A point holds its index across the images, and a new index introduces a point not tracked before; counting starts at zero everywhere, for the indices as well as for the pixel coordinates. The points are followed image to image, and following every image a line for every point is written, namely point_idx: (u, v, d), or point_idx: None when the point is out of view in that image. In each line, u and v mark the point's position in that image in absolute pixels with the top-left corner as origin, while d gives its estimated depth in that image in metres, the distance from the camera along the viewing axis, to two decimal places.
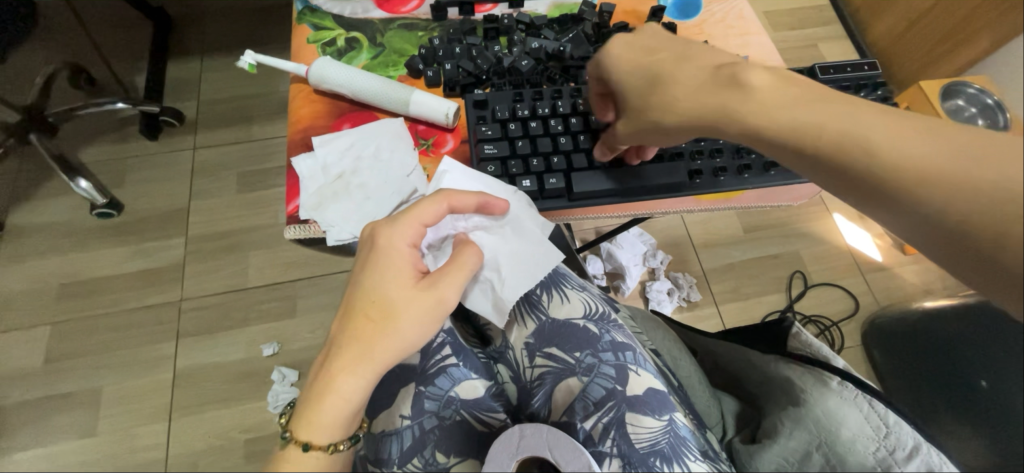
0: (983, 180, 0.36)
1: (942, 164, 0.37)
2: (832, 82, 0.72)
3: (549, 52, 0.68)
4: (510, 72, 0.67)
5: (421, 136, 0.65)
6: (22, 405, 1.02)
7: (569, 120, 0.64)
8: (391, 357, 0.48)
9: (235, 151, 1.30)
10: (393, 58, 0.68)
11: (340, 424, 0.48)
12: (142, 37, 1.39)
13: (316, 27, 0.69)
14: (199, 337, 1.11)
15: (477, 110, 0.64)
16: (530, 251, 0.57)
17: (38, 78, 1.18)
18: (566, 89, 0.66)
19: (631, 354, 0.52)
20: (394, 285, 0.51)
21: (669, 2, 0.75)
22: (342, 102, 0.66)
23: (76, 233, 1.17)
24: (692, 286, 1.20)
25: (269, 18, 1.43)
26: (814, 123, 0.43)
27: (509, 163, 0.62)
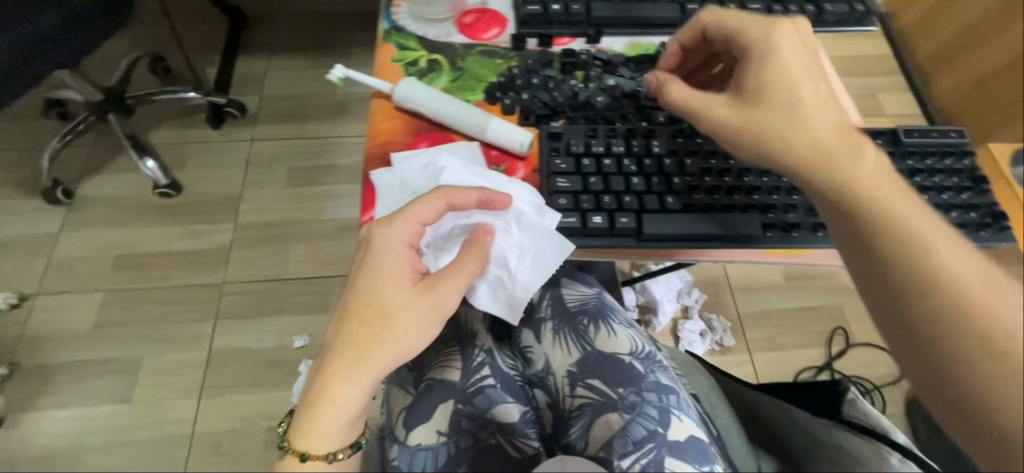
0: (942, 277, 0.40)
1: (883, 206, 0.44)
2: (915, 145, 0.66)
3: (626, 90, 0.62)
4: (586, 108, 0.61)
5: (491, 162, 0.59)
6: (68, 366, 1.08)
7: (643, 161, 0.58)
8: (385, 362, 0.49)
9: (289, 146, 1.35)
10: (471, 84, 0.63)
11: (336, 432, 0.48)
12: (218, 32, 1.49)
13: (401, 47, 0.64)
14: (236, 320, 1.15)
15: (551, 142, 0.59)
16: (532, 246, 0.55)
17: (121, 66, 1.28)
18: (640, 129, 0.60)
19: (675, 399, 0.52)
20: (390, 287, 0.50)
21: None
22: (421, 122, 0.61)
23: (136, 208, 1.25)
24: (725, 330, 1.16)
25: (335, 27, 1.52)
26: (830, 164, 0.46)
27: (581, 197, 0.56)
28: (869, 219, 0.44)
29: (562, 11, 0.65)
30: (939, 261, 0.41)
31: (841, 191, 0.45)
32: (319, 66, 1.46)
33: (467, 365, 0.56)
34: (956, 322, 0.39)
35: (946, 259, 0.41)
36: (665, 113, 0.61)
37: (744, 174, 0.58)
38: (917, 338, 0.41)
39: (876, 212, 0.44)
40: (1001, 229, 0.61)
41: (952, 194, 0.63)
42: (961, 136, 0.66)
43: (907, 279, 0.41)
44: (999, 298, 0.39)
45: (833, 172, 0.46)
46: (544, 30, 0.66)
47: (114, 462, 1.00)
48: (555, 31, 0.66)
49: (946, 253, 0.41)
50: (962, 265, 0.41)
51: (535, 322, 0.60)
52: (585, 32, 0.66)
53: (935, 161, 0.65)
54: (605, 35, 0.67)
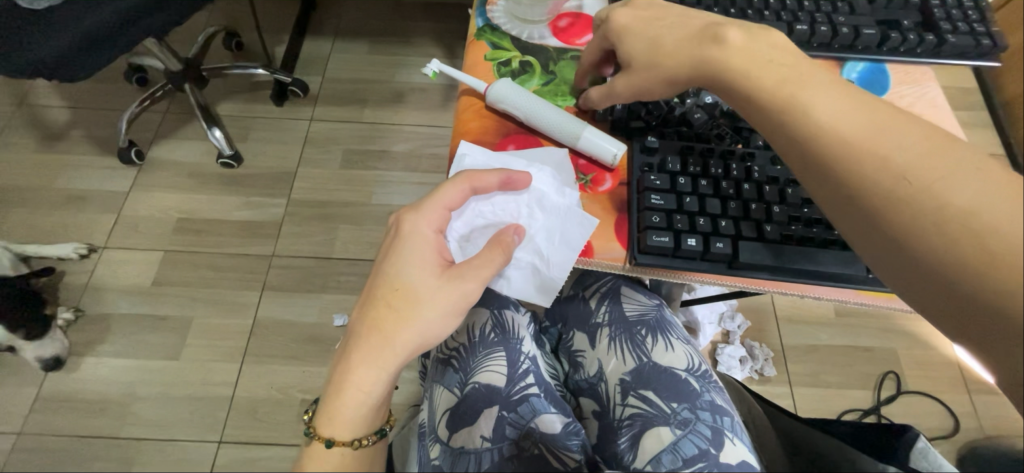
0: (880, 171, 0.37)
1: (857, 139, 0.38)
2: None
3: (726, 110, 0.54)
4: (679, 125, 0.54)
5: (579, 171, 0.52)
6: (126, 317, 1.14)
7: (742, 185, 0.50)
8: (412, 346, 0.44)
9: (346, 129, 1.39)
10: (563, 89, 0.56)
11: (361, 420, 0.43)
12: (289, 12, 1.54)
13: (494, 46, 0.59)
14: (281, 293, 1.19)
15: (644, 156, 0.52)
16: (566, 238, 0.49)
17: (200, 39, 1.34)
18: (738, 151, 0.52)
19: (729, 421, 0.49)
20: (416, 272, 0.46)
21: (852, 76, 0.57)
22: (510, 125, 0.55)
23: (199, 175, 1.31)
24: (767, 360, 1.12)
25: (400, 17, 1.55)
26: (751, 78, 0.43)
27: (675, 217, 0.48)
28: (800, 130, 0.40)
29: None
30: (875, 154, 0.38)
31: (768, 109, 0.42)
32: (381, 53, 1.49)
33: (512, 372, 0.56)
34: (903, 212, 0.36)
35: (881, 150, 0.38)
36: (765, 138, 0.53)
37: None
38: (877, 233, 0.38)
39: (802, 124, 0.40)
40: None
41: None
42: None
43: (852, 183, 0.38)
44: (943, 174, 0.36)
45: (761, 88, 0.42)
46: None
47: (159, 415, 1.05)
48: None
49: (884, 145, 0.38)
50: (956, 185, 0.35)
51: (589, 329, 0.60)
52: None
53: None
54: None
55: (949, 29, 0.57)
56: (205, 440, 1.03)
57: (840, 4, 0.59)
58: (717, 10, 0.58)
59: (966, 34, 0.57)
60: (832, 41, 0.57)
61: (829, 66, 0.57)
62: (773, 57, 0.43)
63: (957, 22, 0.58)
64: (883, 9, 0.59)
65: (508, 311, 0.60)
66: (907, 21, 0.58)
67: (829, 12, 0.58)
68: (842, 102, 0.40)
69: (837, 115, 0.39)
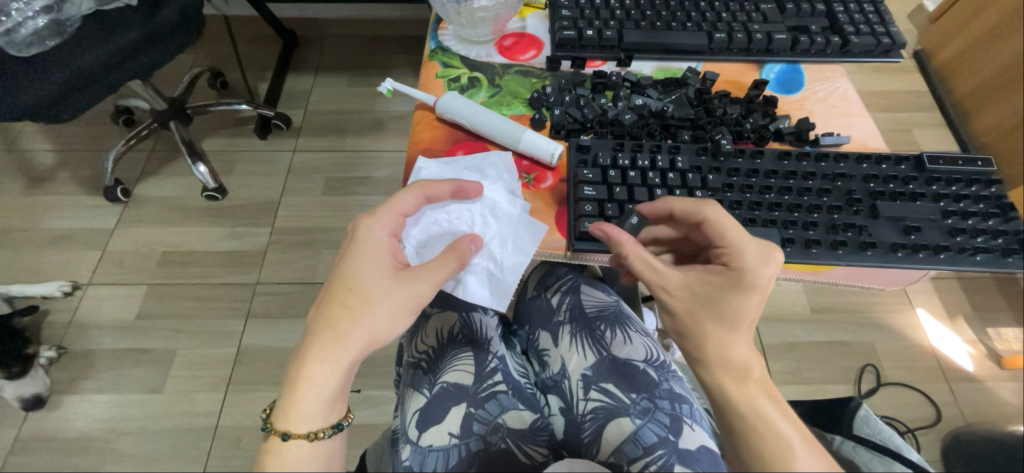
0: (766, 430, 0.43)
1: (747, 385, 0.44)
2: (937, 174, 0.56)
3: (653, 110, 0.58)
4: (612, 125, 0.58)
5: (523, 171, 0.56)
6: (109, 352, 1.15)
7: (668, 175, 0.54)
8: (366, 342, 0.48)
9: (329, 158, 1.43)
10: (508, 99, 0.61)
11: (318, 413, 0.46)
12: (272, 51, 1.61)
13: (445, 65, 0.63)
14: (266, 319, 1.20)
15: (579, 154, 0.55)
16: (517, 242, 0.53)
17: (185, 80, 1.39)
18: (666, 145, 0.56)
19: (688, 408, 0.51)
20: (372, 274, 0.49)
21: (771, 77, 0.63)
22: (459, 133, 0.59)
23: (185, 209, 1.34)
24: None
25: (379, 50, 1.63)
26: (712, 311, 0.46)
27: (607, 206, 0.52)
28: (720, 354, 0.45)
29: (595, 36, 0.62)
30: (760, 408, 0.43)
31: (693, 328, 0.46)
32: (361, 85, 1.56)
33: (480, 370, 0.57)
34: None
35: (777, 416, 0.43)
36: (691, 133, 0.57)
37: (799, 193, 0.54)
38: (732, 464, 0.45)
39: (715, 350, 0.45)
40: None
41: (977, 220, 0.53)
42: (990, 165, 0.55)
43: (729, 414, 0.44)
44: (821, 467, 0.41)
45: (708, 324, 0.46)
46: (577, 53, 0.62)
47: (142, 449, 1.04)
48: (588, 55, 0.62)
49: (772, 409, 0.43)
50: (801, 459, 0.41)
51: (553, 327, 0.62)
52: (615, 55, 0.62)
53: (960, 188, 0.55)
54: (634, 60, 0.63)
55: (853, 31, 0.64)
56: None
57: (755, 13, 0.64)
58: (645, 23, 0.63)
59: (868, 34, 0.64)
60: (750, 47, 0.63)
61: (749, 68, 0.63)
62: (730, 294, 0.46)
63: (860, 25, 0.64)
64: (793, 17, 0.65)
65: (476, 314, 0.63)
66: (815, 26, 0.64)
67: (745, 21, 0.64)
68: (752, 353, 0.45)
69: (742, 359, 0.45)
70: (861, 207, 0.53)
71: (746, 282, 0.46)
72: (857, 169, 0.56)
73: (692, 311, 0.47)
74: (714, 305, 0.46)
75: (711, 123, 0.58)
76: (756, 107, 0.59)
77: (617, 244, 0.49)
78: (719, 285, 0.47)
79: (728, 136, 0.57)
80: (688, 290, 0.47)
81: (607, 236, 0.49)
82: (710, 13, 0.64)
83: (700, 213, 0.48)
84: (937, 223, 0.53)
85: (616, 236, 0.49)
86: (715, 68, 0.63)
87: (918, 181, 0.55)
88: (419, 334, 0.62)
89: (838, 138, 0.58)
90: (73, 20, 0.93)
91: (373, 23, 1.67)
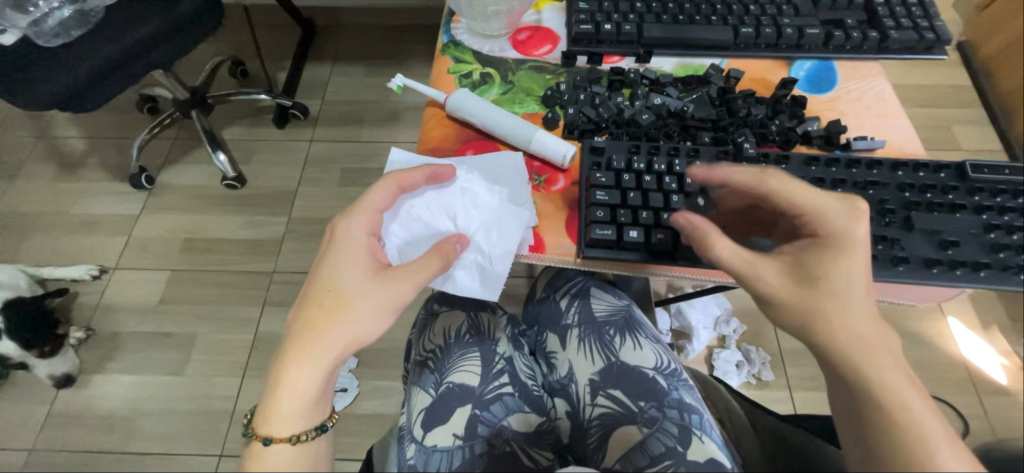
0: (895, 408, 0.44)
1: (875, 363, 0.45)
2: (982, 182, 0.52)
3: (672, 110, 0.56)
4: (629, 126, 0.56)
5: (533, 172, 0.55)
6: (134, 335, 1.19)
7: (685, 181, 0.52)
8: (346, 343, 0.47)
9: (345, 148, 1.44)
10: (521, 97, 0.59)
11: (299, 415, 0.46)
12: (291, 40, 1.62)
13: (457, 60, 0.62)
14: (281, 308, 1.22)
15: (592, 156, 0.54)
16: (502, 235, 0.52)
17: (206, 69, 1.41)
18: (684, 148, 0.53)
19: (698, 419, 0.49)
20: (349, 273, 0.49)
21: (801, 74, 0.59)
22: (468, 132, 0.58)
23: (205, 197, 1.36)
24: (765, 363, 1.09)
25: (397, 40, 1.62)
26: (827, 293, 0.45)
27: (619, 211, 0.50)
28: (842, 336, 0.45)
29: (613, 30, 0.59)
30: (889, 378, 0.44)
31: (811, 316, 0.45)
32: (377, 75, 1.55)
33: (486, 371, 0.57)
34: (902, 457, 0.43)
35: (898, 390, 0.45)
36: (711, 135, 0.55)
37: None
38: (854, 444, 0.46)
39: (833, 336, 0.45)
40: None
41: (1022, 235, 0.49)
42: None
43: (862, 389, 0.45)
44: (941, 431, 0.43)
45: (826, 300, 0.45)
46: (593, 48, 0.60)
47: (164, 430, 1.08)
48: (605, 50, 0.60)
49: (897, 378, 0.45)
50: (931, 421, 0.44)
51: (561, 330, 0.61)
52: (634, 51, 0.60)
53: (1007, 200, 0.51)
54: (654, 55, 0.61)
55: (892, 25, 0.59)
56: (207, 454, 1.05)
57: (785, 7, 0.61)
58: (666, 17, 0.60)
59: (909, 29, 0.59)
60: (779, 43, 0.60)
61: (777, 65, 0.60)
62: (846, 263, 0.45)
63: (901, 19, 0.60)
64: (828, 9, 0.61)
65: (484, 313, 0.63)
66: (851, 19, 0.60)
67: (774, 15, 0.60)
68: (871, 321, 0.46)
69: (866, 332, 0.45)
70: (894, 218, 0.50)
71: (842, 250, 0.45)
72: (892, 176, 0.52)
73: (806, 296, 0.45)
74: (823, 283, 0.45)
75: (733, 124, 0.55)
76: (782, 108, 0.56)
77: (704, 236, 0.46)
78: (833, 258, 0.45)
79: (751, 138, 0.54)
80: (790, 267, 0.46)
81: (695, 225, 0.47)
82: (736, 6, 0.60)
83: (764, 187, 0.47)
84: (977, 237, 0.49)
85: (704, 225, 0.47)
86: (741, 64, 0.60)
87: (959, 191, 0.52)
88: (426, 334, 0.62)
89: (872, 143, 0.55)
90: (97, 11, 0.94)
91: (392, 13, 1.66)
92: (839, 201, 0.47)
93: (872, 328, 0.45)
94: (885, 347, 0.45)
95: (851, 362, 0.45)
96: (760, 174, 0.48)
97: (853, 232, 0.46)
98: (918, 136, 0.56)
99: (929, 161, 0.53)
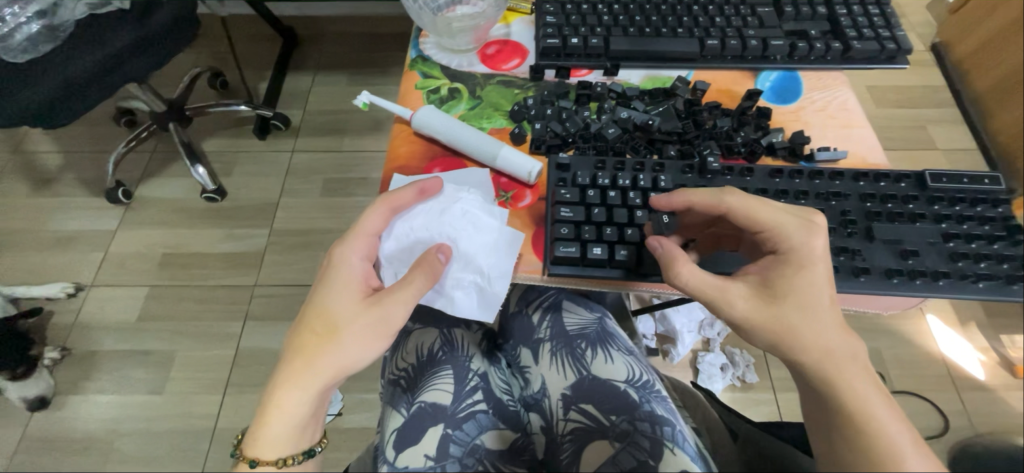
0: (869, 425, 0.43)
1: (839, 368, 0.45)
2: (942, 191, 0.54)
3: (638, 123, 0.57)
4: (595, 140, 0.57)
5: (500, 189, 0.55)
6: (113, 353, 1.17)
7: (650, 196, 0.53)
8: (334, 372, 0.47)
9: (327, 159, 1.42)
10: (489, 112, 0.59)
11: (286, 440, 0.46)
12: (272, 50, 1.60)
13: (424, 75, 0.62)
14: (264, 322, 1.20)
15: (557, 173, 0.54)
16: (494, 252, 0.51)
17: (184, 81, 1.39)
18: (649, 162, 0.55)
19: (669, 431, 0.49)
20: (342, 299, 0.48)
21: (766, 85, 0.61)
22: (436, 148, 0.58)
23: (186, 210, 1.35)
24: (749, 366, 1.09)
25: (379, 48, 1.61)
26: (790, 309, 0.46)
27: (583, 228, 0.51)
28: (808, 350, 0.46)
29: (580, 44, 0.60)
30: (852, 383, 0.45)
31: (774, 331, 0.47)
32: (359, 84, 1.54)
33: (459, 389, 0.58)
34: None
35: (872, 406, 0.44)
36: (677, 148, 0.56)
37: None
38: (824, 460, 0.45)
39: (797, 350, 0.46)
40: None
41: (982, 243, 0.51)
42: (996, 183, 0.54)
43: (824, 394, 0.46)
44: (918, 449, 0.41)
45: (786, 312, 0.46)
46: (561, 62, 0.61)
47: (143, 450, 1.05)
48: (573, 63, 0.61)
49: (862, 384, 0.45)
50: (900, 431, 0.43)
51: (533, 344, 0.62)
52: (602, 64, 0.61)
53: (966, 208, 0.53)
54: (622, 68, 0.61)
55: (856, 36, 0.61)
56: None
57: (751, 17, 0.62)
58: (633, 30, 0.60)
59: (871, 40, 0.61)
60: (745, 54, 0.61)
61: (742, 76, 0.61)
62: (807, 276, 0.47)
63: (863, 29, 0.61)
64: (792, 20, 0.62)
65: (456, 329, 0.64)
66: (815, 30, 0.61)
67: (740, 27, 0.61)
68: (839, 331, 0.46)
69: (832, 341, 0.46)
70: (856, 228, 0.52)
71: (802, 265, 0.47)
72: (855, 187, 0.54)
73: (768, 311, 0.47)
74: (781, 296, 0.47)
75: (698, 137, 0.57)
76: (747, 120, 0.58)
77: (668, 262, 0.48)
78: (795, 273, 0.47)
79: (716, 150, 0.56)
80: (751, 283, 0.48)
81: (665, 249, 0.49)
82: (702, 18, 0.61)
83: (723, 205, 0.49)
84: (938, 246, 0.51)
85: (669, 252, 0.48)
86: (708, 76, 0.61)
87: (920, 199, 0.54)
88: (399, 351, 0.63)
89: (834, 154, 0.56)
90: (68, 26, 0.92)
91: (374, 21, 1.65)
92: (804, 218, 0.49)
93: (839, 337, 0.46)
94: (851, 355, 0.46)
95: (813, 367, 0.46)
96: (719, 193, 0.50)
97: (813, 248, 0.48)
98: (881, 146, 0.58)
99: (889, 170, 0.55)
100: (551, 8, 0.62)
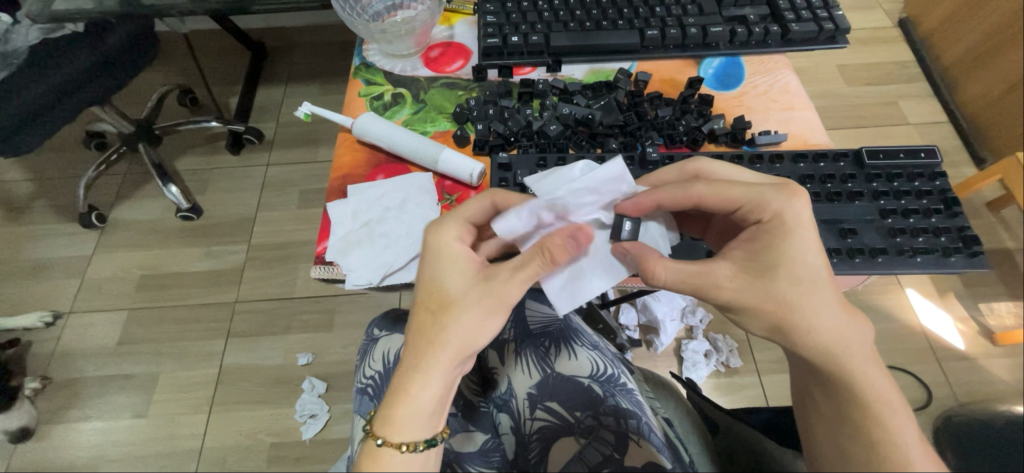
0: (868, 399, 0.45)
1: (807, 336, 0.46)
2: (880, 168, 0.59)
3: (578, 119, 0.61)
4: (538, 137, 0.61)
5: (445, 191, 0.59)
6: (92, 380, 1.15)
7: None
8: (453, 351, 0.45)
9: (302, 170, 1.41)
10: (432, 115, 0.63)
11: (412, 423, 0.45)
12: (242, 64, 1.59)
13: (368, 82, 0.66)
14: (245, 338, 1.19)
15: (500, 172, 0.57)
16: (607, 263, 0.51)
17: (151, 99, 1.38)
18: (591, 156, 0.58)
19: (635, 423, 0.51)
20: (454, 278, 0.47)
21: (709, 72, 0.65)
22: (380, 156, 0.62)
23: (161, 231, 1.33)
24: (732, 351, 1.09)
25: (349, 55, 1.59)
26: (794, 289, 0.46)
27: None
28: (801, 320, 0.46)
29: (520, 43, 0.64)
30: (832, 346, 0.46)
31: (779, 312, 0.46)
32: (331, 92, 1.52)
33: None
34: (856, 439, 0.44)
35: (864, 383, 0.45)
36: (619, 140, 0.60)
37: None
38: (819, 416, 0.48)
39: (807, 333, 0.46)
40: (972, 255, 0.54)
41: (918, 217, 0.56)
42: (932, 156, 0.59)
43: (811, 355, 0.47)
44: (905, 415, 0.44)
45: (776, 285, 0.46)
46: (504, 61, 0.65)
47: None
48: (515, 62, 0.65)
49: (840, 348, 0.46)
50: (873, 387, 0.45)
51: (498, 345, 0.63)
52: (545, 62, 0.65)
53: (904, 182, 0.58)
54: (564, 64, 0.66)
55: (793, 19, 0.64)
56: None
57: (690, 5, 0.65)
58: (573, 24, 0.64)
59: (809, 21, 0.64)
60: (685, 42, 0.65)
61: (685, 64, 0.66)
62: (797, 246, 0.46)
63: (801, 11, 0.65)
64: (731, 6, 0.66)
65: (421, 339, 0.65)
66: (753, 15, 0.65)
67: (680, 15, 0.65)
68: (825, 302, 0.46)
69: (813, 314, 0.46)
70: None
71: (784, 234, 0.47)
72: (795, 168, 0.59)
73: (769, 292, 0.46)
74: (773, 270, 0.46)
75: (639, 128, 0.60)
76: (689, 108, 0.62)
77: (643, 261, 0.48)
78: (782, 245, 0.46)
79: (656, 140, 0.60)
80: (739, 265, 0.47)
81: (632, 254, 0.49)
82: (643, 8, 0.65)
83: (690, 197, 0.50)
84: (874, 223, 0.56)
85: (641, 253, 0.49)
86: (651, 67, 0.66)
87: (859, 177, 0.59)
88: (368, 359, 0.66)
89: (773, 137, 0.60)
90: (21, 51, 0.91)
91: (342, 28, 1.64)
92: (781, 187, 0.48)
93: (821, 312, 0.46)
94: (830, 323, 0.46)
95: (796, 337, 0.47)
96: (682, 185, 0.50)
97: (798, 215, 0.47)
98: (823, 127, 0.62)
99: (825, 149, 0.60)
100: (491, 7, 0.66)
